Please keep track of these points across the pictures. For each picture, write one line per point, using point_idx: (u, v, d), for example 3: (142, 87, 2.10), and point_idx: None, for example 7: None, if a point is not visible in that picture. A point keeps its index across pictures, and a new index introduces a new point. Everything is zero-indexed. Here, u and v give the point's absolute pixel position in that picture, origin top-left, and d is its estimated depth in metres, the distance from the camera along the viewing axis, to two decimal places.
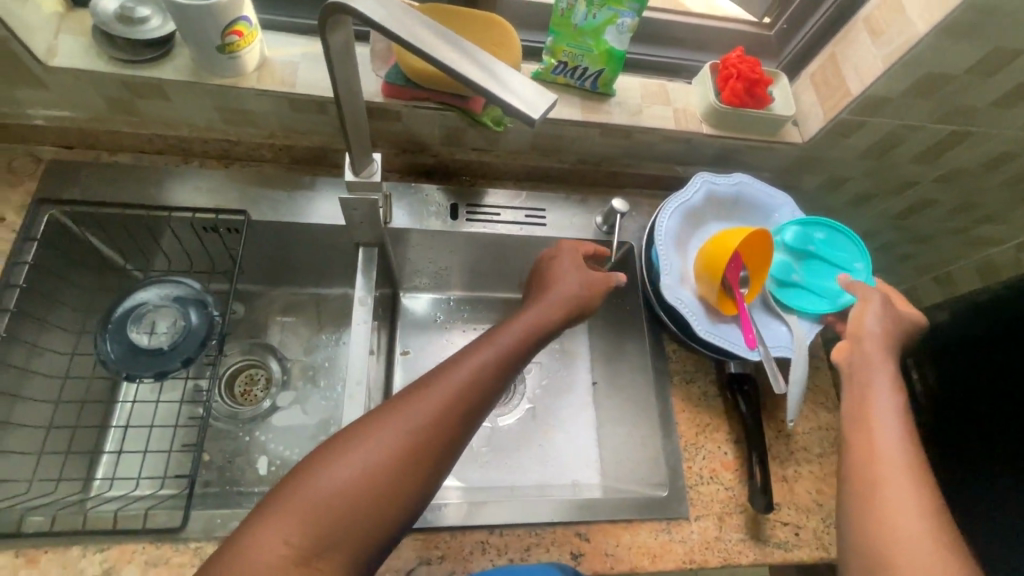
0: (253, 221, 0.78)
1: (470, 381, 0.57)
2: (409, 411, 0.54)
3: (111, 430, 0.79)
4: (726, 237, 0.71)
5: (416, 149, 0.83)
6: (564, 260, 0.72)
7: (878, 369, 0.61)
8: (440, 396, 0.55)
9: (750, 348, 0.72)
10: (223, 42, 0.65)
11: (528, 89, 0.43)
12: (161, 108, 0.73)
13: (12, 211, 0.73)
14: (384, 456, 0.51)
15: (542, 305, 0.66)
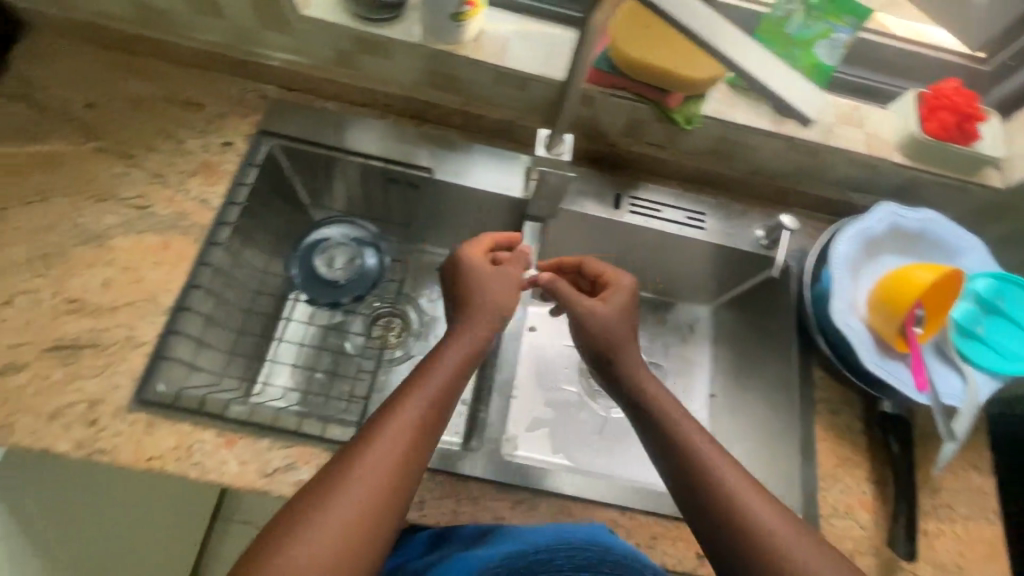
0: (434, 180, 0.84)
1: (407, 415, 0.57)
2: (354, 470, 0.53)
3: (274, 343, 0.87)
4: (914, 275, 0.69)
5: (594, 135, 0.85)
6: (479, 266, 0.71)
7: (628, 358, 0.69)
8: (384, 442, 0.55)
9: (918, 390, 0.69)
10: (457, 11, 0.70)
11: (805, 95, 0.46)
12: (380, 65, 0.80)
13: (239, 138, 0.82)
14: (340, 521, 0.50)
15: (473, 330, 0.66)
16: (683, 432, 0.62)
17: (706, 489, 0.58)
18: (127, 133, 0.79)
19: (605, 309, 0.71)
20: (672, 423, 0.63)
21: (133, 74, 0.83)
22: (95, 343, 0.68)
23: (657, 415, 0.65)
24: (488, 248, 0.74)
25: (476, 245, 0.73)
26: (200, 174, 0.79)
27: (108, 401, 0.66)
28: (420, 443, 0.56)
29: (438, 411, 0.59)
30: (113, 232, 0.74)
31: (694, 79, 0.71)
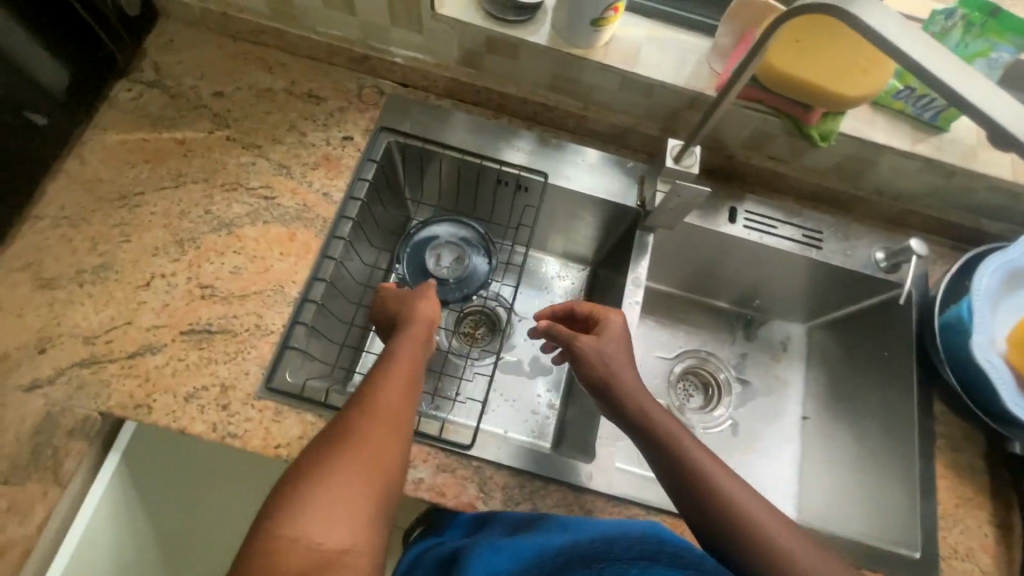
0: (550, 185, 0.83)
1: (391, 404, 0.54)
2: (344, 461, 0.48)
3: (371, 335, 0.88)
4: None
5: (713, 146, 0.83)
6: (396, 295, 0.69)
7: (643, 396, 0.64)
8: (366, 435, 0.51)
9: None
10: (599, 16, 0.69)
11: None
12: (504, 65, 0.79)
13: (359, 133, 0.83)
14: (347, 504, 0.46)
15: (418, 326, 0.63)
16: (686, 454, 0.60)
17: (714, 504, 0.57)
18: (253, 123, 0.81)
19: (597, 356, 0.66)
20: (672, 445, 0.61)
21: (259, 64, 0.85)
22: (225, 330, 0.70)
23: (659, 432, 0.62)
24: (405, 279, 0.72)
25: (389, 283, 0.71)
26: (322, 168, 0.80)
27: (238, 387, 0.67)
28: (399, 414, 0.54)
29: (412, 394, 0.56)
30: (241, 221, 0.76)
31: (846, 98, 0.68)
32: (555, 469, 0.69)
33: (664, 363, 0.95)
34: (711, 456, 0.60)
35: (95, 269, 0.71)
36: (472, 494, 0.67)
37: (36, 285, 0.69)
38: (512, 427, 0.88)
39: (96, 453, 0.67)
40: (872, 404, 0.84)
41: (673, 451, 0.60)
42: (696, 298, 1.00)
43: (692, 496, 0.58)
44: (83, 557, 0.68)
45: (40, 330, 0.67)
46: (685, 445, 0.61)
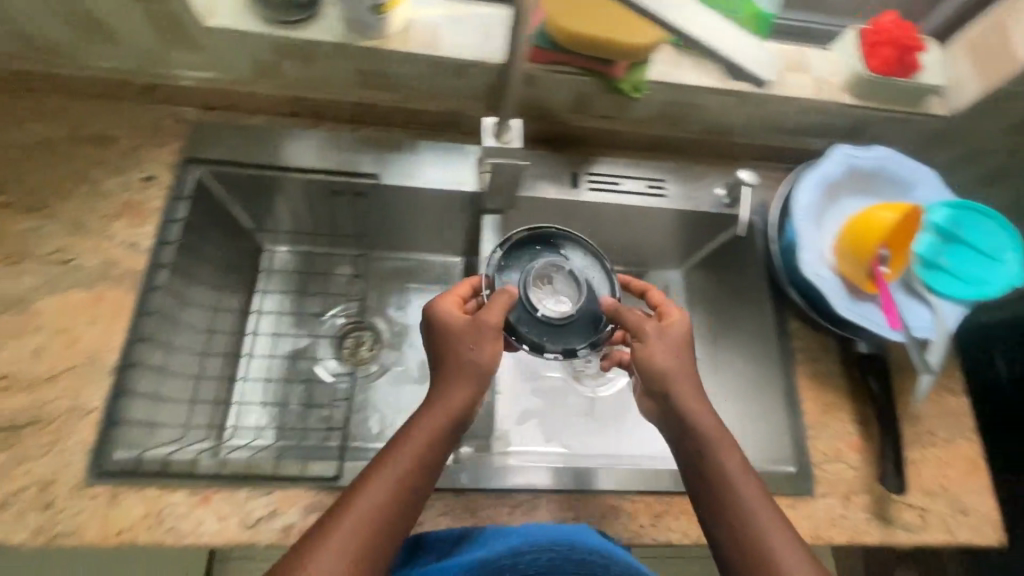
0: (383, 184, 0.79)
1: (407, 468, 0.56)
2: (342, 523, 0.52)
3: (237, 383, 0.83)
4: (880, 216, 0.69)
5: (540, 115, 0.81)
6: (453, 318, 0.62)
7: (684, 393, 0.61)
8: (369, 499, 0.53)
9: (891, 328, 0.70)
10: (379, 2, 0.64)
11: None
12: (302, 69, 0.73)
13: (161, 170, 0.75)
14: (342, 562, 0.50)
15: (452, 365, 0.60)
16: (714, 458, 0.59)
17: (740, 510, 0.56)
18: (33, 182, 0.72)
19: (661, 349, 0.62)
20: (708, 448, 0.59)
21: (29, 114, 0.74)
22: (35, 420, 0.62)
23: (695, 435, 0.60)
24: (462, 299, 0.66)
25: (453, 298, 0.64)
26: (124, 217, 0.72)
27: (63, 480, 0.60)
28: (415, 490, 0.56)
29: (434, 462, 0.57)
30: (35, 294, 0.67)
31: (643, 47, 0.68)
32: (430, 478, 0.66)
33: None
34: (729, 454, 0.59)
35: None
36: None
37: None
38: None
39: None
40: (742, 334, 0.87)
41: (697, 457, 0.59)
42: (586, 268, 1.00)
43: (713, 494, 0.58)
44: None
45: None
46: (702, 438, 0.60)
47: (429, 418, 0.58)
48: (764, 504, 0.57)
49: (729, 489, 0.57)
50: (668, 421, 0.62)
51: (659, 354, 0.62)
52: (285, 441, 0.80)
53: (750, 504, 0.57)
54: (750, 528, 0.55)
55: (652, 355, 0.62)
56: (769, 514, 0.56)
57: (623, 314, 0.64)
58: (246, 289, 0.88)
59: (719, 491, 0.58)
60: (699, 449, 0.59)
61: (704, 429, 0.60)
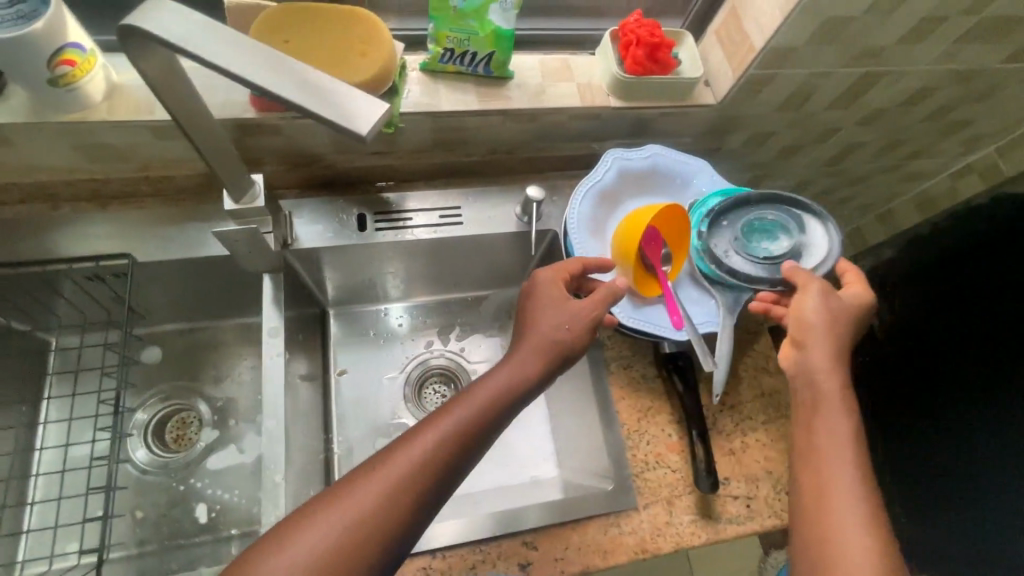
0: (141, 263, 0.72)
1: (447, 437, 0.54)
2: (367, 482, 0.51)
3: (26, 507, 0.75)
4: (645, 219, 0.68)
5: (308, 161, 0.77)
6: (552, 293, 0.65)
7: (818, 347, 0.60)
8: (406, 459, 0.52)
9: (675, 329, 0.71)
10: (54, 74, 0.58)
11: (354, 97, 0.39)
12: (8, 156, 0.66)
13: None
14: (385, 490, 0.50)
15: (536, 341, 0.62)
16: (821, 400, 0.59)
17: (819, 457, 0.57)
18: None
19: (813, 310, 0.61)
20: (813, 383, 0.60)
21: None
22: None
23: (809, 380, 0.60)
24: (570, 276, 0.67)
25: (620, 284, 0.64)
26: None
27: None
28: (468, 448, 0.55)
29: (489, 422, 0.57)
30: None
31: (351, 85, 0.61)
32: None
33: (396, 380, 0.95)
34: (829, 377, 0.59)
35: None
36: None
37: None
38: (245, 518, 0.83)
39: None
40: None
41: (805, 399, 0.60)
42: (431, 301, 1.02)
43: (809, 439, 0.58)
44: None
45: None
46: (804, 356, 0.61)
47: (472, 398, 0.57)
48: (843, 422, 0.58)
49: (823, 406, 0.59)
50: (795, 355, 0.62)
51: (817, 315, 0.61)
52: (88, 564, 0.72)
53: (824, 422, 0.58)
54: (817, 443, 0.57)
55: (805, 316, 0.62)
56: (841, 427, 0.57)
57: (800, 278, 0.64)
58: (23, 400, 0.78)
59: (818, 406, 0.59)
60: (800, 368, 0.61)
61: (813, 356, 0.60)
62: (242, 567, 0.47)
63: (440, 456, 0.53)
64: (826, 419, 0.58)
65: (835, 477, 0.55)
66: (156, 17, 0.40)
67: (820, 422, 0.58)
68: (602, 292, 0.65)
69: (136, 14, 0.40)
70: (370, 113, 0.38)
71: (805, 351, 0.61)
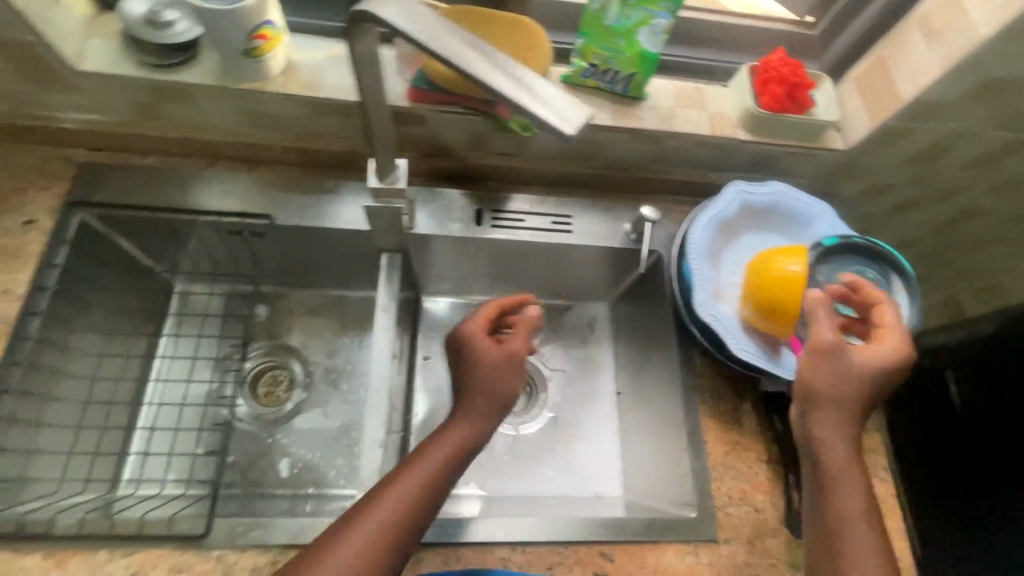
0: (277, 226, 0.78)
1: (420, 484, 0.59)
2: (348, 537, 0.54)
3: (137, 432, 0.81)
4: (786, 270, 0.65)
5: (439, 154, 0.81)
6: (485, 345, 0.68)
7: (827, 424, 0.59)
8: (387, 512, 0.56)
9: None
10: (248, 46, 0.64)
11: (561, 101, 0.42)
12: (188, 112, 0.73)
13: (44, 214, 0.74)
14: (378, 528, 0.55)
15: (473, 393, 0.66)
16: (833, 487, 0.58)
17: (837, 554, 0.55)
18: None
19: (826, 371, 0.59)
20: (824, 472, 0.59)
21: None
22: None
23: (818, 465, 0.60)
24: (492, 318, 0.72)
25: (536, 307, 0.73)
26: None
27: None
28: (442, 483, 0.60)
29: (459, 462, 0.62)
30: None
31: None
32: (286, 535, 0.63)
33: None
34: (843, 465, 0.58)
35: None
36: None
37: None
38: (323, 480, 0.87)
39: None
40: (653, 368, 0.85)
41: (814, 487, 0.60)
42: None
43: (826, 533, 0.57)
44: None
45: None
46: (812, 450, 0.60)
47: (436, 443, 0.62)
48: (852, 485, 0.58)
49: (835, 503, 0.58)
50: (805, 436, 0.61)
51: (824, 375, 0.59)
52: (181, 493, 0.76)
53: (839, 487, 0.58)
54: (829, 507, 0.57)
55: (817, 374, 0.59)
56: (853, 489, 0.58)
57: (818, 313, 0.59)
58: (148, 332, 0.85)
59: (832, 468, 0.58)
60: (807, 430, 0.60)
61: (823, 420, 0.59)
62: None
63: (422, 487, 0.58)
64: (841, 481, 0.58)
65: (852, 543, 0.55)
66: (389, 8, 0.44)
67: (836, 483, 0.58)
68: (526, 324, 0.73)
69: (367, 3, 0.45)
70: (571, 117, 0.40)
71: (815, 414, 0.60)
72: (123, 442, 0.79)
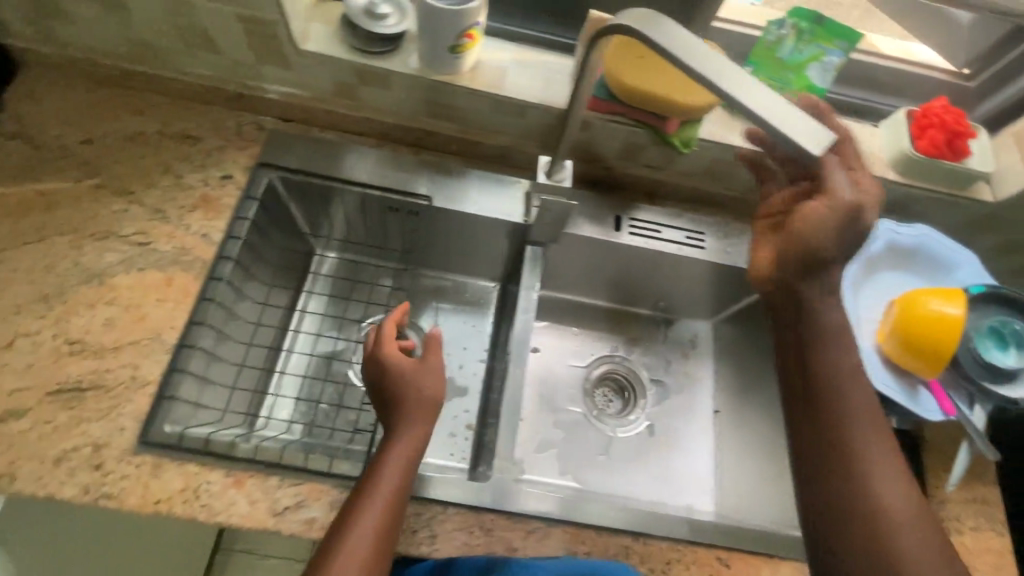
0: (432, 208, 0.85)
1: (387, 500, 0.61)
2: (339, 559, 0.57)
3: (275, 375, 0.88)
4: (943, 311, 0.68)
5: (590, 159, 0.86)
6: (401, 365, 0.70)
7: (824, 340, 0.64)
8: (368, 524, 0.59)
9: (947, 414, 0.70)
10: (456, 43, 0.70)
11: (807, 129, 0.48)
12: (379, 95, 0.80)
13: (238, 171, 0.82)
14: (374, 524, 0.59)
15: (414, 404, 0.68)
16: (840, 416, 0.62)
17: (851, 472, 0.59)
18: (124, 169, 0.79)
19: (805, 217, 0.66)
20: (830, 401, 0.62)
21: (127, 108, 0.82)
22: (98, 385, 0.67)
23: (827, 392, 0.63)
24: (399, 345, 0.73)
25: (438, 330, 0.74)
26: (200, 210, 0.78)
27: (113, 445, 0.65)
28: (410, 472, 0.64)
29: (415, 455, 0.66)
30: (114, 271, 0.73)
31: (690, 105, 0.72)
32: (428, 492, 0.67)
33: (579, 371, 1.04)
34: (848, 384, 0.63)
35: None
36: None
37: None
38: None
39: None
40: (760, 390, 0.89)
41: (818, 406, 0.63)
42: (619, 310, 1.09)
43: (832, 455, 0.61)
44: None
45: None
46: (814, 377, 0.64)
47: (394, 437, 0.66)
48: (859, 391, 0.63)
49: (847, 421, 0.61)
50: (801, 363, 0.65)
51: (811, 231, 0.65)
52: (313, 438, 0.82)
53: (851, 389, 0.62)
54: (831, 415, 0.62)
55: (808, 211, 0.66)
56: (862, 411, 0.62)
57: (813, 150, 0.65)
58: (294, 289, 0.93)
59: (834, 379, 0.63)
60: (802, 343, 0.65)
61: (829, 318, 0.65)
62: None
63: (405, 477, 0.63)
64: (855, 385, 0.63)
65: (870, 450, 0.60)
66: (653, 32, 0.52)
67: (837, 393, 0.62)
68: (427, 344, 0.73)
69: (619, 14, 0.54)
70: (822, 142, 0.47)
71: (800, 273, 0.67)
72: (264, 383, 0.86)
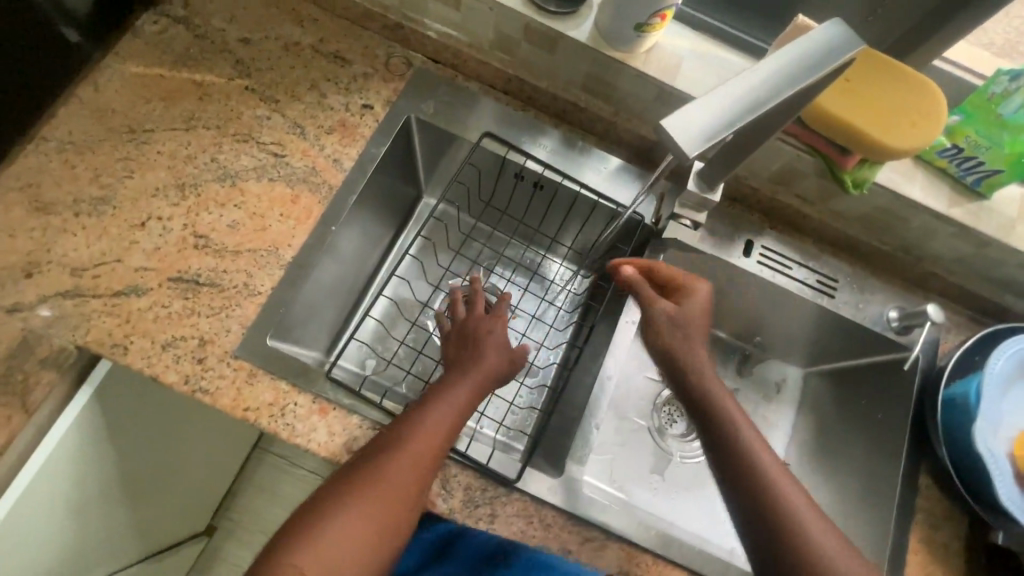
0: (561, 185, 0.81)
1: (442, 433, 0.60)
2: (382, 481, 0.55)
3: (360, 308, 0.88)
4: None
5: (739, 175, 0.79)
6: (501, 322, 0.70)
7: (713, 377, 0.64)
8: (419, 449, 0.58)
9: None
10: (645, 22, 0.65)
11: (696, 119, 0.43)
12: (541, 56, 0.76)
13: (379, 103, 0.80)
14: (423, 450, 0.58)
15: (492, 356, 0.67)
16: (722, 422, 0.61)
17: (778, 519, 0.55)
18: (274, 76, 0.79)
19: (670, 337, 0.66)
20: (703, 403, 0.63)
21: (288, 16, 0.82)
22: (213, 283, 0.69)
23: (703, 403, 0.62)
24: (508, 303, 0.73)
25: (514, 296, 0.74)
26: (336, 133, 0.78)
27: (217, 343, 0.67)
28: (466, 411, 0.63)
29: (475, 399, 0.65)
30: (246, 174, 0.74)
31: (891, 151, 0.63)
32: (500, 469, 0.67)
33: (653, 384, 1.00)
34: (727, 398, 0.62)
35: (92, 201, 0.69)
36: (433, 489, 0.65)
37: (32, 207, 0.68)
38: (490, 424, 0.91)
39: (66, 383, 0.66)
40: (845, 457, 0.83)
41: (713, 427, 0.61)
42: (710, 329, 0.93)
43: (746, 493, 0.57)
44: (35, 497, 0.67)
45: (28, 255, 0.66)
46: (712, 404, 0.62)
47: (459, 378, 0.65)
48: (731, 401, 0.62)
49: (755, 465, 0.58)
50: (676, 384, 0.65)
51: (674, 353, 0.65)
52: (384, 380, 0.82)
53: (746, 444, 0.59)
54: (783, 536, 0.55)
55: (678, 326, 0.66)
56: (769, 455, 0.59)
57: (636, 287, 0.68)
58: (397, 228, 0.92)
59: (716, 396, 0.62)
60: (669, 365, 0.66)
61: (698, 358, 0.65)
62: (293, 546, 0.51)
63: (462, 413, 0.62)
64: (744, 459, 0.58)
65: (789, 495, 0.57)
66: (824, 30, 0.47)
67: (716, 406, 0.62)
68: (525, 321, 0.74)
69: (824, 27, 0.47)
70: (674, 126, 0.42)
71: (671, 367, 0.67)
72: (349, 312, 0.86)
